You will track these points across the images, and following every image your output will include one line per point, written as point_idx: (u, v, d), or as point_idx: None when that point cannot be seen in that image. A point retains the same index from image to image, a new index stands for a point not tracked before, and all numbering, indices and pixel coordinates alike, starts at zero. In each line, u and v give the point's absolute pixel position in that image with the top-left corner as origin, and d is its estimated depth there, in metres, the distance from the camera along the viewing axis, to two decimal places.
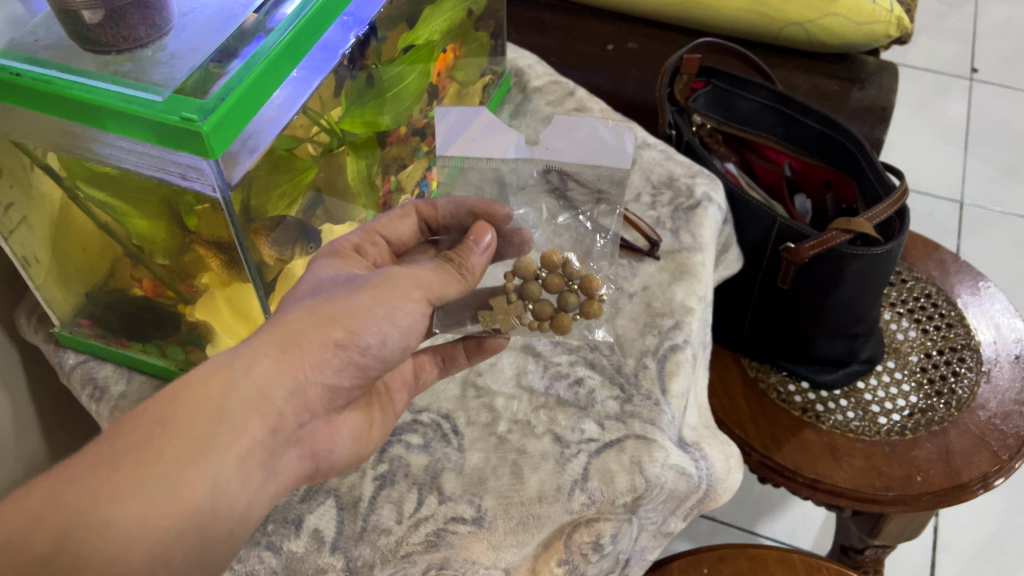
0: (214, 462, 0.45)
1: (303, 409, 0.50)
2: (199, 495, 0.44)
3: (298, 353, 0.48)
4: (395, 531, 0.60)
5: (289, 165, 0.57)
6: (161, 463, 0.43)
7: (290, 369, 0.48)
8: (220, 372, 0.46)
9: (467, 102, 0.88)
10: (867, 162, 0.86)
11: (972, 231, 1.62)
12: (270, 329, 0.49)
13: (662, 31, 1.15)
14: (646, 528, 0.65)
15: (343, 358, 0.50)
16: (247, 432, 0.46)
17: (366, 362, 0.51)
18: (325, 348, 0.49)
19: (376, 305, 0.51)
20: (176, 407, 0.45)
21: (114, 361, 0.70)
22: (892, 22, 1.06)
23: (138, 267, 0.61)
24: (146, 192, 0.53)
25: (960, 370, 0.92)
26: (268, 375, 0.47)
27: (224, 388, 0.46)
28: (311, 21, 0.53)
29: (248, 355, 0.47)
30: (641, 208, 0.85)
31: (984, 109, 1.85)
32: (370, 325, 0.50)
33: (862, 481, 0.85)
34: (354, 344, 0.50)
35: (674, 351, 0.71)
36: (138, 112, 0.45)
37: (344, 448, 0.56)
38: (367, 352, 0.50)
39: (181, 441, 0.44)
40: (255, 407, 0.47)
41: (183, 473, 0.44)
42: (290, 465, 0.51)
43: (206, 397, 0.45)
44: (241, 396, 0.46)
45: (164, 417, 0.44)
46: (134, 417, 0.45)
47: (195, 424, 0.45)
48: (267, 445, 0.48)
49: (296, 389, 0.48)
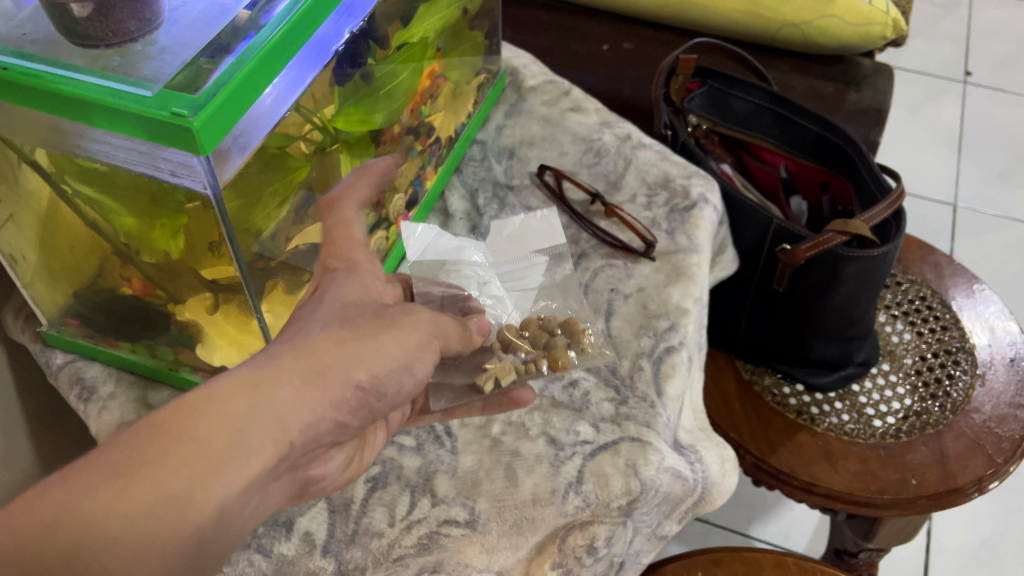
0: (227, 486, 0.41)
1: (311, 441, 0.48)
2: (206, 519, 0.41)
3: (320, 387, 0.47)
4: (387, 534, 0.59)
5: (281, 163, 0.56)
6: (176, 481, 0.40)
7: (311, 400, 0.46)
8: (242, 389, 0.44)
9: (461, 100, 0.87)
10: (862, 163, 0.85)
11: (966, 234, 1.62)
12: (290, 356, 0.47)
13: (657, 32, 1.15)
14: (641, 531, 0.65)
15: (361, 399, 0.49)
16: (260, 458, 0.43)
17: (378, 404, 0.52)
18: (347, 388, 0.48)
19: (399, 351, 0.52)
20: (197, 424, 0.41)
21: (102, 362, 0.69)
22: (888, 24, 1.05)
23: (127, 267, 0.59)
24: (135, 189, 0.52)
25: (954, 373, 0.91)
26: (288, 402, 0.45)
27: (246, 409, 0.43)
28: (305, 17, 0.52)
29: (271, 378, 0.45)
30: (636, 209, 0.84)
31: (977, 113, 1.85)
32: (390, 369, 0.51)
33: (857, 484, 0.84)
34: (373, 388, 0.50)
35: (669, 353, 0.70)
36: (127, 107, 0.44)
37: (335, 470, 0.56)
38: (383, 395, 0.51)
39: (199, 459, 0.41)
40: (270, 433, 0.44)
41: (196, 496, 0.40)
42: (281, 488, 0.48)
43: (228, 416, 0.42)
44: (260, 420, 0.44)
45: (182, 433, 0.41)
46: (145, 426, 0.41)
47: (214, 444, 0.41)
48: (270, 474, 0.45)
49: (312, 422, 0.46)
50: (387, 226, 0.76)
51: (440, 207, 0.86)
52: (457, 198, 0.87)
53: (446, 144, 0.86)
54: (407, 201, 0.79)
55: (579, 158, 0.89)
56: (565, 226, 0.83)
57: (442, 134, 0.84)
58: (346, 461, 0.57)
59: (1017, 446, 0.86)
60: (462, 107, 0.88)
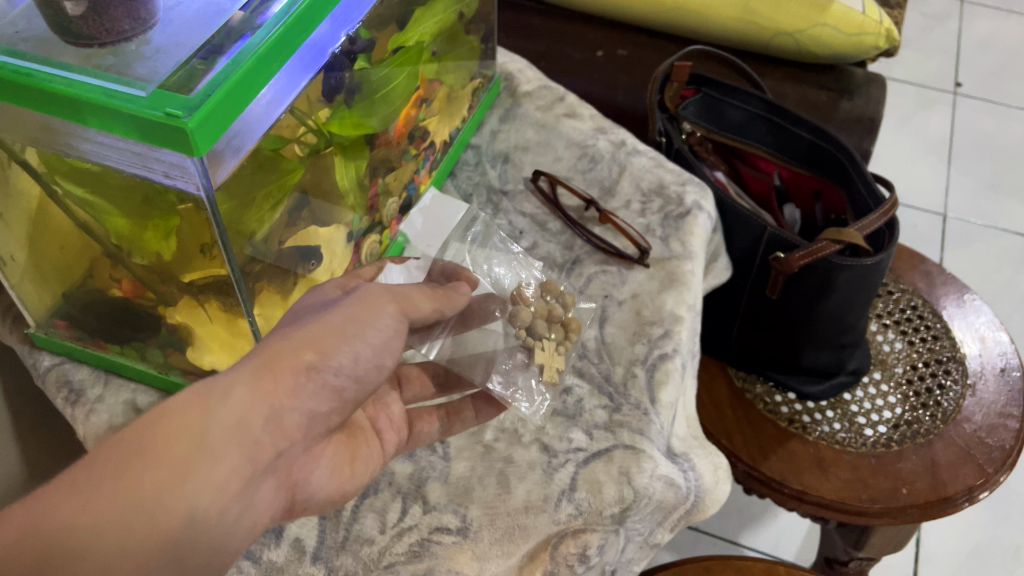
0: (192, 491, 0.42)
1: (284, 438, 0.47)
2: (177, 523, 0.42)
3: (273, 381, 0.45)
4: (378, 541, 0.58)
5: (275, 166, 0.56)
6: (136, 492, 0.41)
7: (267, 397, 0.45)
8: (198, 397, 0.44)
9: (455, 106, 0.87)
10: (856, 172, 0.85)
11: (956, 244, 1.62)
12: (252, 356, 0.46)
13: (652, 38, 1.15)
14: (633, 539, 0.64)
15: (318, 382, 0.47)
16: (225, 459, 0.44)
17: (340, 384, 0.48)
18: (297, 373, 0.46)
19: (347, 324, 0.48)
20: (154, 434, 0.42)
21: (90, 364, 0.68)
22: (881, 34, 1.07)
23: (117, 268, 0.58)
24: (128, 189, 0.52)
25: (945, 382, 0.92)
26: (244, 403, 0.44)
27: (203, 414, 0.43)
28: (301, 18, 0.51)
29: (224, 382, 0.45)
30: (630, 215, 0.84)
31: (967, 124, 1.86)
32: (342, 345, 0.47)
33: (848, 493, 0.84)
34: (326, 368, 0.47)
35: (663, 360, 0.70)
36: (120, 107, 0.43)
37: (322, 480, 0.52)
38: (340, 373, 0.47)
39: (158, 469, 0.41)
40: (232, 437, 0.44)
41: (160, 502, 0.41)
42: (271, 495, 0.48)
43: (184, 422, 0.43)
44: (219, 425, 0.44)
45: (141, 446, 0.42)
46: (109, 444, 0.42)
47: (174, 451, 0.42)
48: (246, 474, 0.45)
49: (273, 417, 0.46)
50: (381, 230, 0.75)
51: None
52: None
53: (441, 148, 0.85)
54: (401, 205, 0.78)
55: (573, 164, 0.89)
56: (558, 231, 0.83)
57: (437, 138, 0.83)
58: (335, 477, 0.53)
59: (1008, 455, 0.86)
60: (457, 112, 0.88)
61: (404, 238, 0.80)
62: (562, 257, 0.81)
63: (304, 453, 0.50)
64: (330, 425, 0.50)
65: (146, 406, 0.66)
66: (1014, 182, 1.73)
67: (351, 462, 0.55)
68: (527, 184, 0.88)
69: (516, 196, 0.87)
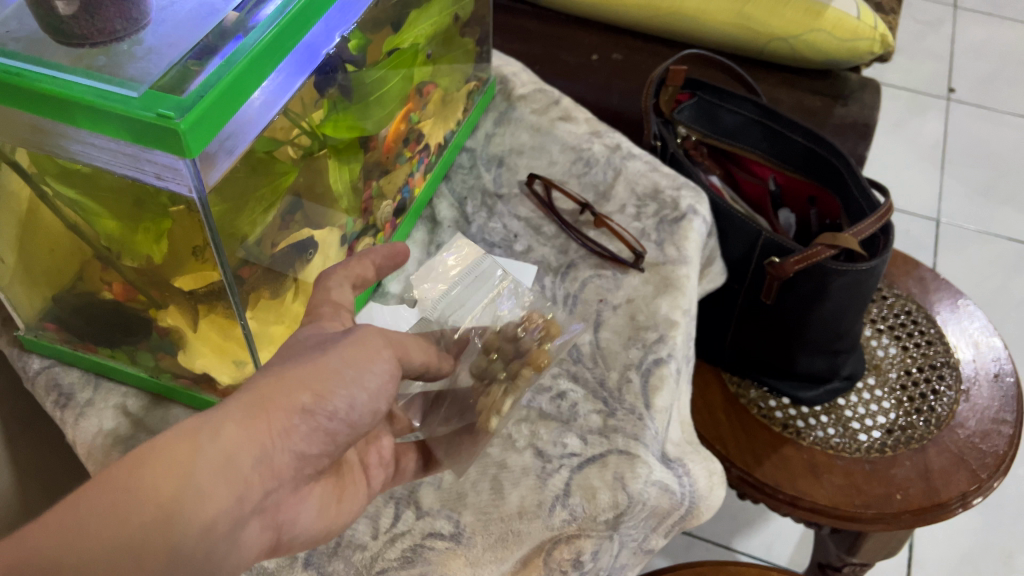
0: (180, 533, 0.40)
1: (272, 478, 0.44)
2: (161, 566, 0.39)
3: (266, 419, 0.44)
4: (370, 546, 0.58)
5: (268, 168, 0.55)
6: (123, 535, 0.38)
7: (258, 435, 0.43)
8: (189, 431, 0.41)
9: (450, 108, 0.86)
10: (850, 176, 0.85)
11: (949, 249, 1.63)
12: (244, 394, 0.44)
13: (647, 42, 1.15)
14: (627, 545, 0.64)
15: (311, 424, 0.45)
16: (216, 500, 0.41)
17: (333, 427, 0.47)
18: (291, 414, 0.44)
19: (345, 366, 0.47)
20: (142, 471, 0.39)
21: (80, 367, 0.68)
22: (876, 39, 1.07)
23: (108, 271, 0.58)
24: (119, 191, 0.51)
25: (939, 388, 0.91)
26: (237, 440, 0.42)
27: (194, 450, 0.41)
28: (295, 19, 0.51)
29: (217, 416, 0.42)
30: (625, 219, 0.84)
31: (960, 130, 1.86)
32: (340, 389, 0.46)
33: (841, 498, 0.84)
34: (321, 410, 0.45)
35: (658, 365, 0.70)
36: (112, 108, 0.43)
37: (308, 519, 0.50)
38: (335, 417, 0.46)
39: (145, 509, 0.39)
40: (222, 475, 0.41)
41: (148, 544, 0.39)
42: (254, 539, 0.46)
43: (176, 460, 0.40)
44: (211, 463, 0.41)
45: (129, 484, 0.39)
46: (90, 482, 0.39)
47: (162, 490, 0.39)
48: (234, 516, 0.43)
49: (264, 456, 0.43)
50: (374, 233, 0.75)
51: (428, 214, 0.86)
52: (446, 206, 0.86)
53: (436, 151, 0.85)
54: (395, 208, 0.78)
55: (568, 168, 0.89)
56: (553, 235, 0.83)
57: (431, 141, 0.83)
58: (319, 514, 0.51)
59: (1002, 461, 0.86)
60: (452, 115, 0.87)
61: (398, 241, 0.80)
62: (556, 261, 0.81)
63: (291, 493, 0.48)
64: (317, 466, 0.48)
65: (137, 410, 0.65)
66: (1006, 187, 1.73)
67: (337, 502, 0.52)
68: (522, 188, 0.88)
69: (510, 199, 0.87)
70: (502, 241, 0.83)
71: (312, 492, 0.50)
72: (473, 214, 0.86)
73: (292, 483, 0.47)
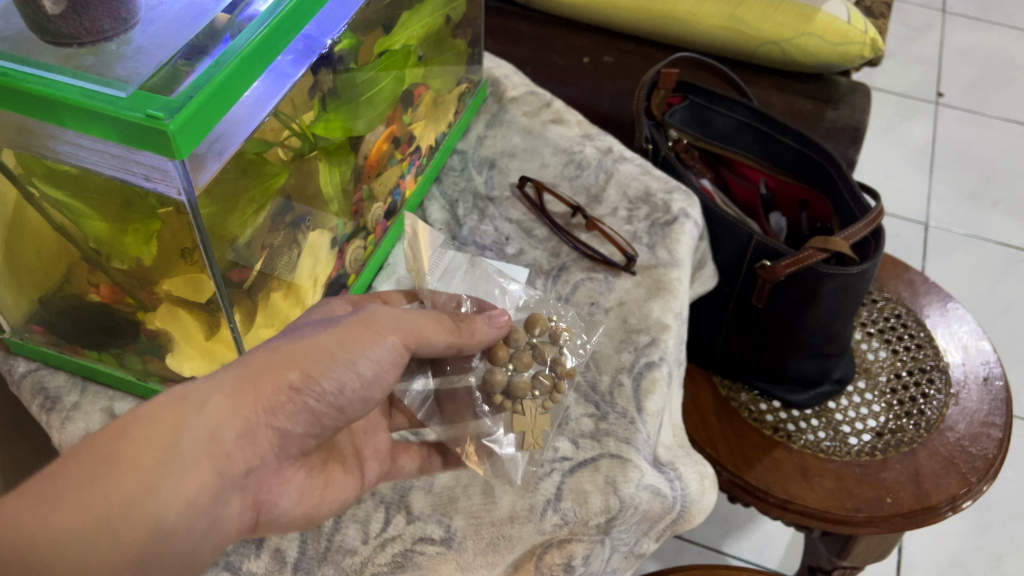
0: (158, 505, 0.42)
1: (254, 455, 0.47)
2: (142, 539, 0.42)
3: (251, 393, 0.46)
4: (361, 552, 0.58)
5: (258, 170, 0.55)
6: (107, 504, 0.41)
7: (242, 409, 0.46)
8: (172, 406, 0.44)
9: (442, 110, 0.86)
10: (842, 181, 0.85)
11: (937, 252, 1.63)
12: (231, 368, 0.47)
13: (639, 45, 1.15)
14: (618, 549, 0.64)
15: (299, 403, 0.47)
16: (197, 474, 0.44)
17: (321, 409, 0.48)
18: (279, 392, 0.46)
19: (339, 348, 0.48)
20: (126, 443, 0.42)
21: (67, 370, 0.67)
22: (866, 44, 1.07)
23: (96, 273, 0.57)
24: (108, 193, 0.50)
25: (929, 392, 0.92)
26: (220, 414, 0.45)
27: (176, 424, 0.44)
28: (287, 19, 0.51)
29: (201, 391, 0.45)
30: (617, 222, 0.84)
31: (948, 134, 1.87)
32: (331, 370, 0.48)
33: (832, 502, 0.84)
34: (310, 390, 0.47)
35: (649, 368, 0.70)
36: (100, 109, 0.42)
37: (290, 502, 0.52)
38: (324, 399, 0.48)
39: (126, 480, 0.42)
40: (204, 448, 0.44)
41: (127, 515, 0.41)
42: (238, 516, 0.48)
43: (158, 433, 0.43)
44: (193, 435, 0.44)
45: (111, 455, 0.42)
46: (76, 452, 0.42)
47: (145, 462, 0.42)
48: (215, 491, 0.45)
49: (247, 431, 0.46)
50: (365, 235, 0.74)
51: (419, 216, 0.85)
52: (437, 209, 0.86)
53: (427, 153, 0.84)
54: (386, 210, 0.77)
55: (560, 170, 0.89)
56: (545, 238, 0.83)
57: (422, 143, 0.83)
58: (302, 500, 0.53)
59: (991, 465, 0.86)
60: (443, 116, 0.87)
61: (388, 244, 0.79)
62: (548, 264, 0.80)
63: (273, 473, 0.50)
64: (303, 447, 0.51)
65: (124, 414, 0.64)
66: (994, 191, 1.74)
67: (322, 489, 0.54)
68: (513, 191, 0.88)
69: (502, 202, 0.87)
70: (493, 243, 0.83)
71: (295, 477, 0.52)
72: (465, 216, 0.86)
73: (276, 461, 0.49)
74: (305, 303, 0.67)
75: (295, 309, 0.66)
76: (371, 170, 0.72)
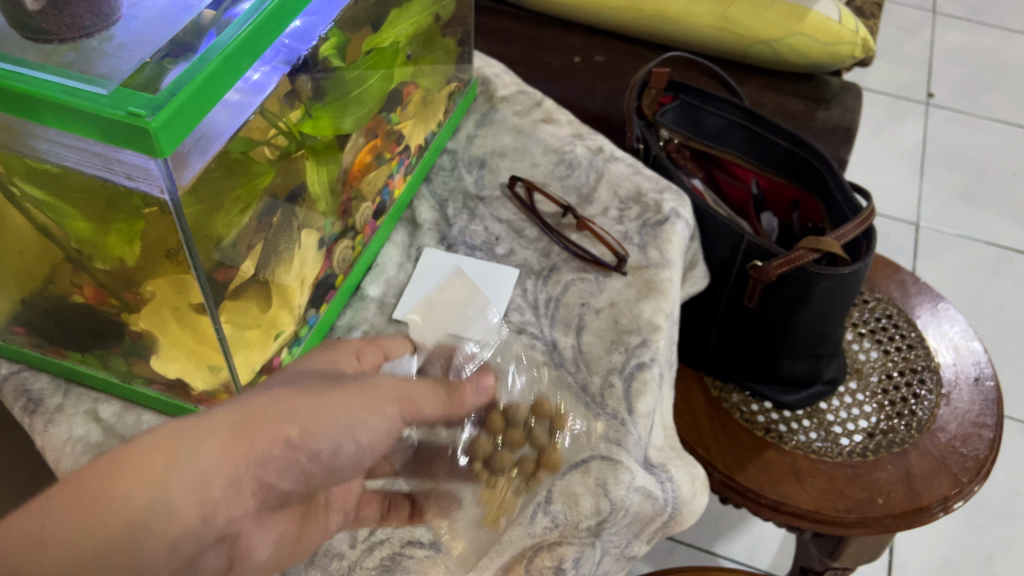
0: (142, 550, 0.40)
1: (239, 502, 0.46)
2: None
3: (248, 441, 0.44)
4: (349, 555, 0.58)
5: (243, 169, 0.54)
6: (88, 547, 0.39)
7: (236, 456, 0.44)
8: (166, 444, 0.42)
9: (431, 109, 0.85)
10: (833, 180, 0.85)
11: (928, 253, 1.64)
12: (229, 409, 0.45)
13: (629, 45, 1.14)
14: (610, 552, 0.63)
15: (290, 460, 0.46)
16: (184, 520, 0.42)
17: (310, 467, 0.48)
18: (275, 445, 0.45)
19: (340, 411, 0.48)
20: (115, 481, 0.40)
21: (50, 372, 0.66)
22: (858, 43, 1.07)
23: (79, 273, 0.56)
24: (91, 192, 0.50)
25: (920, 392, 0.91)
26: (214, 458, 0.43)
27: (168, 464, 0.41)
28: (272, 16, 0.50)
29: (198, 430, 0.43)
30: (608, 222, 0.83)
31: (939, 134, 1.88)
32: (329, 432, 0.47)
33: (824, 503, 0.84)
34: (305, 448, 0.46)
35: (640, 369, 0.69)
36: (80, 106, 0.42)
37: (263, 554, 0.52)
38: (315, 459, 0.47)
39: (112, 523, 0.39)
40: (194, 492, 0.42)
41: (109, 561, 0.40)
42: (209, 564, 0.47)
43: (150, 473, 0.41)
44: (184, 478, 0.42)
45: (100, 493, 0.40)
46: (61, 487, 0.40)
47: (134, 504, 0.40)
48: (198, 536, 0.43)
49: (237, 479, 0.44)
50: (353, 235, 0.73)
51: (409, 215, 0.85)
52: (426, 208, 0.85)
53: (416, 153, 0.84)
54: (375, 210, 0.77)
55: (551, 170, 0.88)
56: (536, 238, 0.82)
57: (412, 143, 0.82)
58: (275, 548, 0.52)
59: (982, 465, 0.86)
60: (433, 116, 0.86)
61: (377, 244, 0.78)
62: (538, 264, 0.80)
63: (253, 523, 0.49)
64: (281, 499, 0.50)
65: (108, 416, 0.64)
66: (984, 192, 1.75)
67: (295, 540, 0.54)
68: (503, 190, 0.87)
69: (492, 202, 0.86)
70: (483, 243, 0.82)
71: (271, 529, 0.51)
72: (454, 216, 0.85)
73: (257, 511, 0.48)
74: (294, 305, 0.65)
75: (284, 311, 0.64)
76: (352, 181, 0.71)
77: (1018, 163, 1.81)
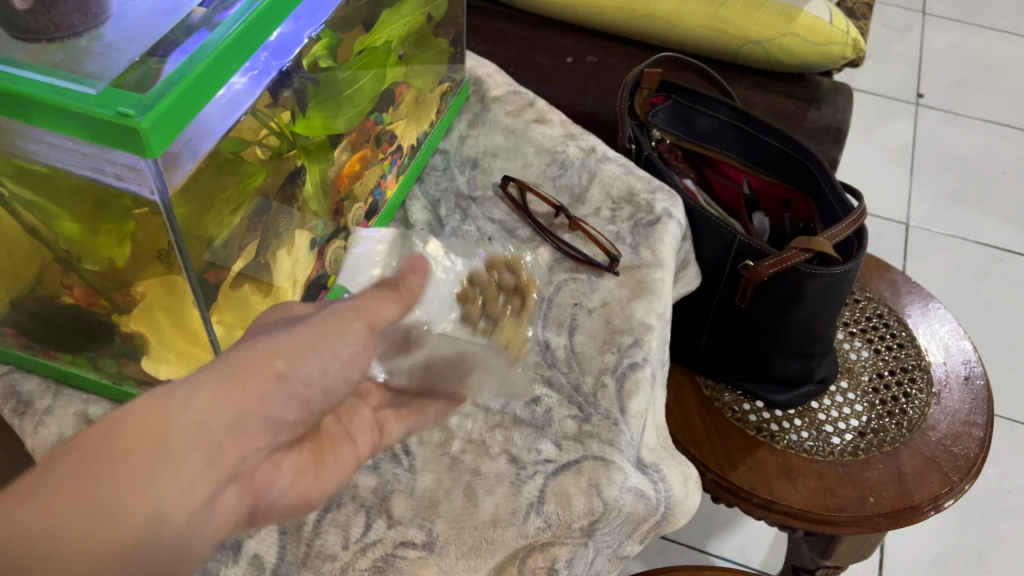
0: (154, 492, 0.43)
1: (244, 446, 0.48)
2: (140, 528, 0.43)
3: (238, 388, 0.48)
4: (341, 557, 0.57)
5: (234, 169, 0.54)
6: (99, 496, 0.42)
7: (229, 403, 0.47)
8: (157, 404, 0.45)
9: (424, 109, 0.85)
10: (825, 180, 0.86)
11: (918, 253, 1.64)
12: (213, 366, 0.49)
13: (621, 45, 1.14)
14: (602, 551, 0.63)
15: (284, 391, 0.50)
16: (191, 463, 0.45)
17: (306, 393, 0.52)
18: (264, 380, 0.49)
19: (314, 339, 0.52)
20: (115, 436, 0.43)
21: (40, 374, 0.66)
22: (849, 44, 1.07)
23: (69, 274, 0.56)
24: (81, 193, 0.49)
25: (910, 391, 0.92)
26: (208, 406, 0.46)
27: (164, 419, 0.45)
28: (264, 15, 0.50)
29: (185, 387, 0.46)
30: (600, 223, 0.83)
31: (929, 134, 1.88)
32: (312, 358, 0.51)
33: (815, 501, 0.84)
34: (294, 376, 0.50)
35: (633, 369, 0.69)
36: (69, 105, 0.41)
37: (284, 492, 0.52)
38: (308, 383, 0.51)
39: (119, 471, 0.43)
40: (196, 438, 0.45)
41: (123, 504, 0.42)
42: (233, 502, 0.49)
43: (148, 426, 0.44)
44: (183, 428, 0.45)
45: (102, 449, 0.43)
46: (65, 452, 0.43)
47: (137, 452, 0.43)
48: (209, 480, 0.46)
49: (236, 423, 0.48)
50: (345, 235, 0.73)
51: (401, 216, 0.85)
52: (419, 208, 0.85)
53: (409, 153, 0.84)
54: (367, 210, 0.77)
55: (543, 170, 0.88)
56: (528, 238, 0.82)
57: (404, 143, 0.82)
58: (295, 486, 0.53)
59: (973, 464, 0.86)
60: (426, 115, 0.86)
61: None
62: None
63: (268, 462, 0.51)
64: (286, 437, 0.52)
65: (98, 418, 0.63)
66: (974, 192, 1.75)
67: (315, 473, 0.54)
68: (496, 190, 0.87)
69: (484, 202, 0.86)
70: (476, 243, 0.82)
71: (289, 462, 0.53)
72: (447, 215, 0.84)
73: (266, 450, 0.51)
74: (286, 304, 0.65)
75: None
76: (342, 184, 0.70)
77: (1007, 163, 1.81)
